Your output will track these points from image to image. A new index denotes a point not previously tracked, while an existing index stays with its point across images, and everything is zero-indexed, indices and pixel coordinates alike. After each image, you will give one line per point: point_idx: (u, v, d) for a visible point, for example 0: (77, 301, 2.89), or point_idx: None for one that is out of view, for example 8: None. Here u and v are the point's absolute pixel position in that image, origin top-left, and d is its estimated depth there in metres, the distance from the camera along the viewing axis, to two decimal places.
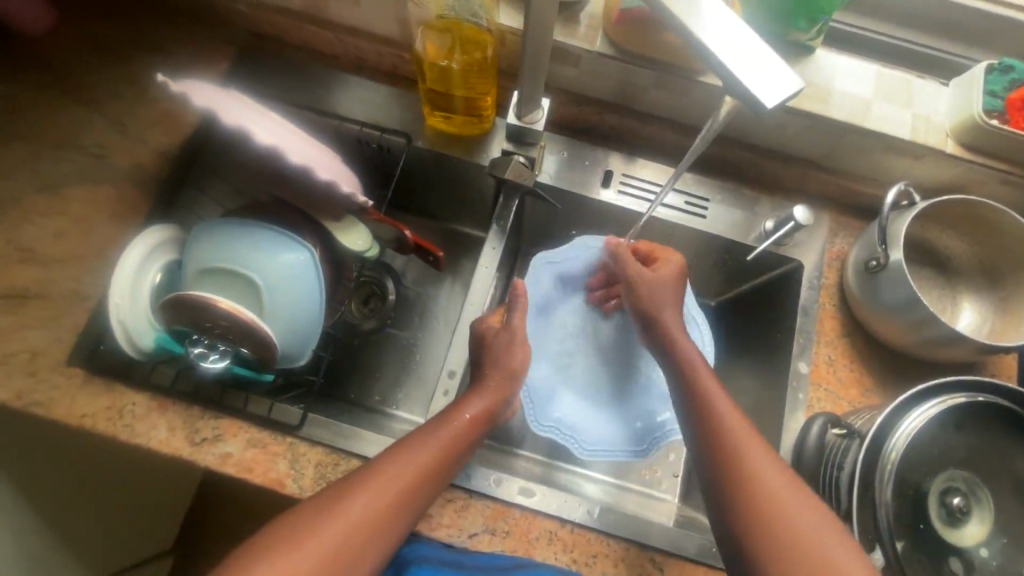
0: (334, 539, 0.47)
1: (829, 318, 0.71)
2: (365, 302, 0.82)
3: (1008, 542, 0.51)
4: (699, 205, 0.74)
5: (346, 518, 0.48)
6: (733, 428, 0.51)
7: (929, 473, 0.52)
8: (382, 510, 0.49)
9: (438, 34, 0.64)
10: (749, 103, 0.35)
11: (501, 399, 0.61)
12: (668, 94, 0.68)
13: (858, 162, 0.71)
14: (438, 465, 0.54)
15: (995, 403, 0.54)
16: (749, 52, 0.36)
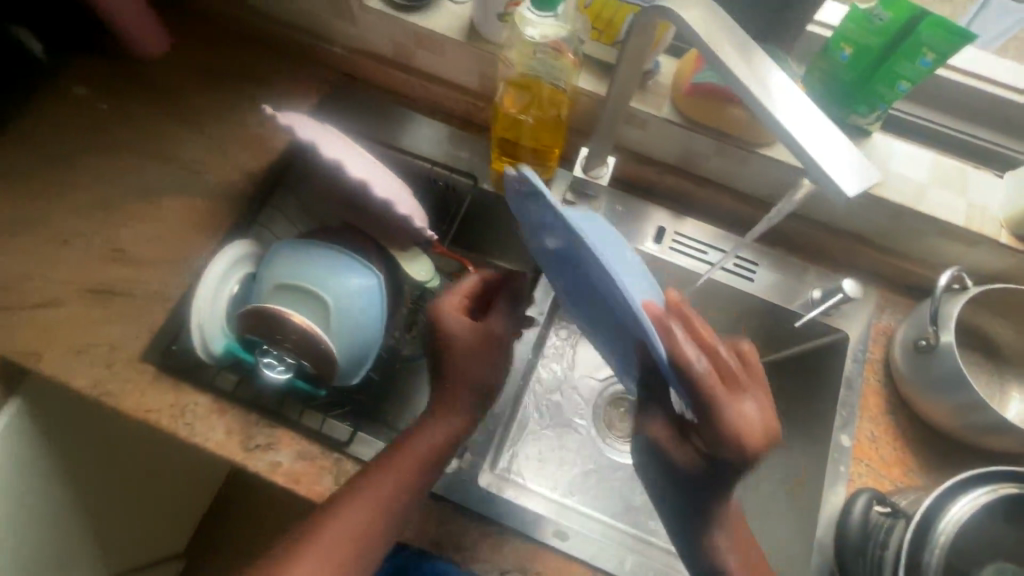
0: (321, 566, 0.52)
1: (874, 392, 0.72)
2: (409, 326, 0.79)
3: None
4: (746, 268, 0.77)
5: (324, 546, 0.53)
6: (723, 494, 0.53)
7: (973, 563, 0.53)
8: (354, 539, 0.53)
9: (517, 90, 0.69)
10: (830, 187, 0.40)
11: (460, 425, 0.59)
12: (726, 163, 0.72)
13: (909, 243, 0.73)
14: (403, 491, 0.56)
15: None
16: (830, 143, 0.41)
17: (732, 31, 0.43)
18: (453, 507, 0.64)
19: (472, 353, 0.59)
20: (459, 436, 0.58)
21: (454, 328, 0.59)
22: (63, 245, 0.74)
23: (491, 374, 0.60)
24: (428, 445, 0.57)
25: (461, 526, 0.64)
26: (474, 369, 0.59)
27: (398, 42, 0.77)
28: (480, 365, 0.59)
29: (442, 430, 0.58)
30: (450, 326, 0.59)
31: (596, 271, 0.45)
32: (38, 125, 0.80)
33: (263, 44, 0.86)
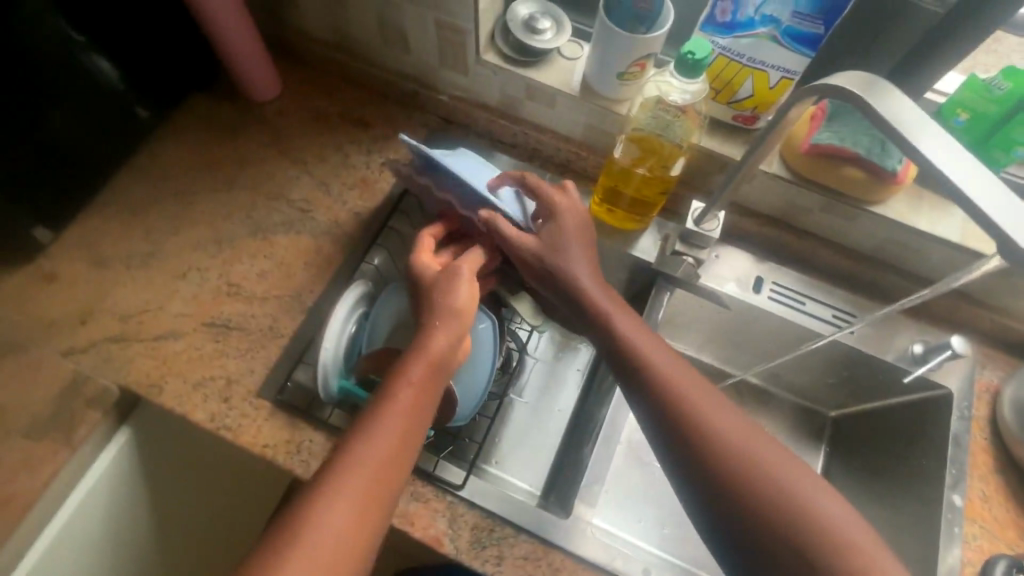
0: (356, 492, 0.50)
1: (981, 450, 0.71)
2: (505, 368, 0.79)
3: None
4: (848, 320, 0.76)
5: (355, 472, 0.50)
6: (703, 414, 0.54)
7: None
8: (378, 462, 0.51)
9: (634, 145, 0.72)
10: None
11: (439, 360, 0.57)
12: (831, 217, 0.73)
13: (1013, 301, 0.73)
14: (417, 411, 0.55)
15: None
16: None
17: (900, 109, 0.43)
18: (568, 556, 0.65)
19: (460, 285, 0.61)
20: (448, 355, 0.58)
21: (430, 274, 0.63)
22: (181, 279, 0.76)
23: (474, 298, 0.62)
24: (421, 368, 0.56)
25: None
26: (457, 297, 0.61)
27: (508, 93, 0.80)
28: (468, 294, 0.61)
29: (432, 353, 0.57)
30: (442, 285, 0.61)
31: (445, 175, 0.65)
32: (156, 160, 0.84)
33: (369, 92, 0.91)
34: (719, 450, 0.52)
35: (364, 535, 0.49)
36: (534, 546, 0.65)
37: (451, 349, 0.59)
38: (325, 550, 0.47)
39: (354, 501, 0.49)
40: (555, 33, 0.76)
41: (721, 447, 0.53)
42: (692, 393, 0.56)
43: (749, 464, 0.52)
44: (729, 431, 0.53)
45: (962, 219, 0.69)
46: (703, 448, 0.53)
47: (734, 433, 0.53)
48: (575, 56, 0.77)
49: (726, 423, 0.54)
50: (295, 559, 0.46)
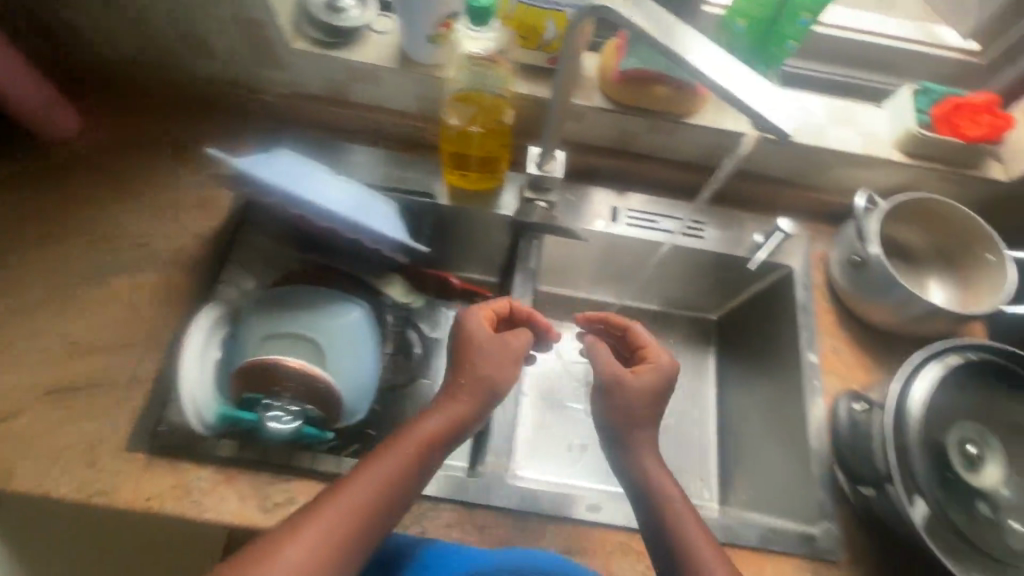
0: (322, 537, 0.50)
1: (825, 311, 0.81)
2: (398, 348, 0.77)
3: (1019, 479, 0.61)
4: (697, 228, 0.84)
5: (324, 521, 0.50)
6: (665, 492, 0.58)
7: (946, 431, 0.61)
8: (354, 512, 0.52)
9: (461, 105, 0.74)
10: (777, 134, 0.45)
11: (459, 419, 0.60)
12: (658, 136, 0.79)
13: (824, 178, 0.83)
14: (407, 475, 0.55)
15: (988, 361, 0.63)
16: (753, 92, 0.46)
17: (655, 20, 0.48)
18: (490, 511, 0.66)
19: (503, 349, 0.64)
20: (455, 430, 0.59)
21: (479, 336, 0.63)
22: (8, 350, 0.68)
23: (503, 372, 0.63)
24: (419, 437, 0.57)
25: (501, 528, 0.65)
26: (478, 360, 0.63)
27: (331, 80, 0.78)
28: (501, 364, 0.63)
29: (438, 426, 0.58)
30: (474, 351, 0.63)
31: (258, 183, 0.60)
32: None
33: (186, 106, 0.84)
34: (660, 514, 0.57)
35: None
36: (455, 511, 0.66)
37: (456, 429, 0.59)
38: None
39: (315, 547, 0.49)
40: (360, 10, 0.74)
41: (679, 532, 0.55)
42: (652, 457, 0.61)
43: (683, 528, 0.56)
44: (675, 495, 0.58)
45: None
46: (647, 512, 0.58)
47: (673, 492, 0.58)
48: (386, 28, 0.75)
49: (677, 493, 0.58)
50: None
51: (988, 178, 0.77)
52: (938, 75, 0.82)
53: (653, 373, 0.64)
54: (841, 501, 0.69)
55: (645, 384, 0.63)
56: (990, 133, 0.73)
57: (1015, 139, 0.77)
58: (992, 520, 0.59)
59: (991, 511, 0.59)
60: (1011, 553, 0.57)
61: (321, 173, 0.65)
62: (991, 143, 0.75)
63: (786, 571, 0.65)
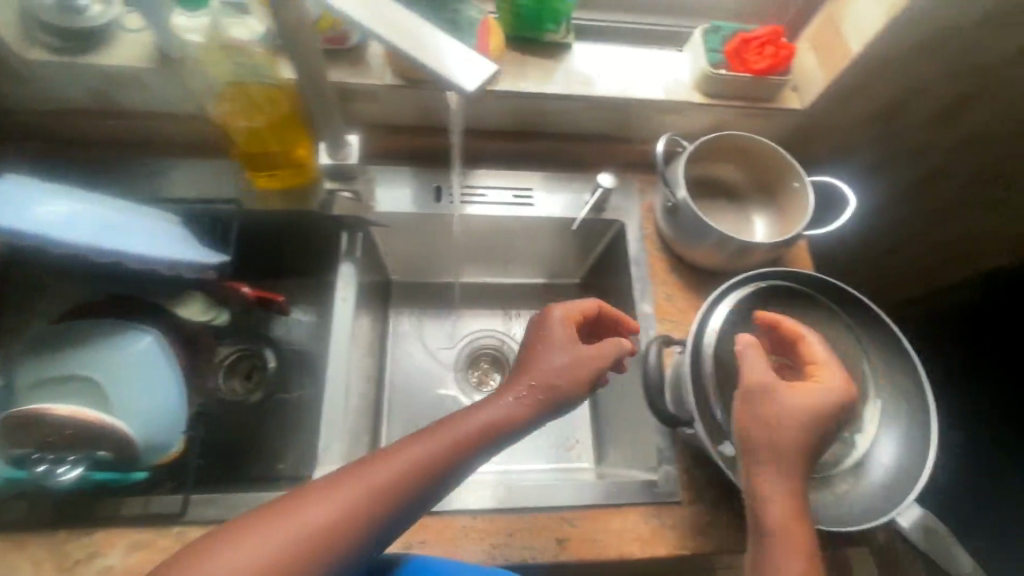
0: (331, 510, 0.45)
1: (658, 260, 0.81)
2: (248, 377, 0.80)
3: None
4: (525, 196, 0.82)
5: (346, 491, 0.46)
6: (777, 548, 0.49)
7: None
8: (378, 490, 0.47)
9: (234, 102, 0.66)
10: (457, 90, 0.40)
11: (512, 419, 0.56)
12: (463, 107, 0.76)
13: (641, 128, 0.82)
14: (439, 465, 0.51)
15: (775, 285, 0.68)
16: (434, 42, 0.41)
17: None
18: None
19: (573, 357, 0.59)
20: (497, 432, 0.55)
21: (557, 334, 0.60)
22: None
23: (574, 374, 0.58)
24: (479, 421, 0.54)
25: None
26: (550, 363, 0.59)
27: (91, 90, 0.71)
28: (573, 370, 0.59)
29: (479, 421, 0.54)
30: (576, 351, 0.60)
31: None
32: None
33: None
34: (757, 526, 0.51)
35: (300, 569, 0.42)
36: None
37: (497, 428, 0.55)
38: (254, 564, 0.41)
39: (322, 522, 0.44)
40: (103, 8, 0.67)
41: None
42: (762, 465, 0.51)
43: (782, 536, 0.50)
44: (773, 509, 0.50)
45: (563, 74, 0.75)
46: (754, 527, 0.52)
47: (784, 503, 0.51)
48: (141, 25, 0.68)
49: (785, 506, 0.50)
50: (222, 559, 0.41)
51: (784, 109, 0.78)
52: (734, 14, 0.83)
53: (813, 399, 0.53)
54: (679, 443, 0.70)
55: (798, 412, 0.52)
56: (775, 63, 0.73)
57: (803, 63, 0.77)
58: None
59: None
60: (819, 464, 0.61)
61: (54, 195, 0.55)
62: (783, 74, 0.75)
63: (630, 522, 0.66)
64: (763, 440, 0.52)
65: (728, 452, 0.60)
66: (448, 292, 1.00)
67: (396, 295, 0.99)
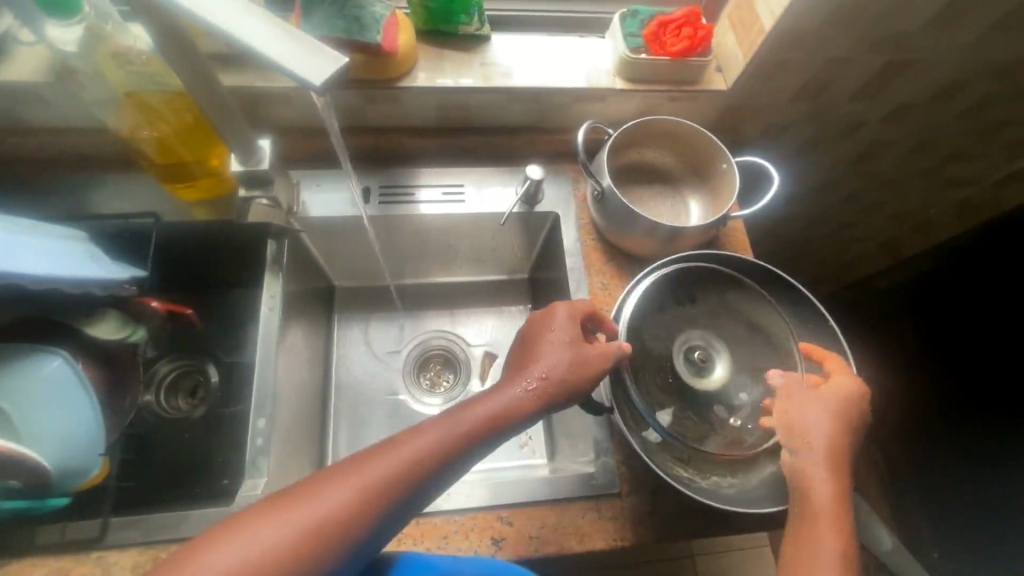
0: (341, 500, 0.45)
1: (593, 249, 0.80)
2: (191, 393, 0.78)
3: (745, 377, 0.64)
4: (456, 192, 0.81)
5: (353, 482, 0.46)
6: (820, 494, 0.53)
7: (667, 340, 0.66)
8: (386, 482, 0.47)
9: (133, 113, 0.65)
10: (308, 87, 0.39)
11: (522, 411, 0.55)
12: (383, 106, 0.75)
13: (569, 117, 0.81)
14: (445, 457, 0.50)
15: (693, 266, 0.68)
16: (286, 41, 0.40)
17: None
18: None
19: (577, 358, 0.57)
20: (508, 422, 0.54)
21: (558, 327, 0.60)
22: None
23: (581, 373, 0.57)
24: (485, 413, 0.53)
25: None
26: (554, 360, 0.57)
27: None
28: (576, 369, 0.57)
29: (485, 412, 0.54)
30: (579, 347, 0.58)
31: None
32: None
33: None
34: (807, 499, 0.53)
35: (313, 555, 0.43)
36: None
37: (509, 418, 0.55)
38: (268, 550, 0.42)
39: (331, 511, 0.45)
40: None
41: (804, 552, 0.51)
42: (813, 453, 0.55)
43: (822, 506, 0.53)
44: (820, 479, 0.54)
45: (481, 65, 0.74)
46: (799, 507, 0.54)
47: (827, 488, 0.53)
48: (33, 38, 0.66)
49: (829, 490, 0.53)
50: (235, 543, 0.42)
51: (709, 91, 0.77)
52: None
53: (840, 391, 0.58)
54: (616, 434, 0.69)
55: (824, 411, 0.57)
56: (691, 45, 0.72)
57: (724, 43, 0.76)
58: (728, 421, 0.62)
59: (728, 411, 0.63)
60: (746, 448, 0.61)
61: None
62: (703, 55, 0.74)
63: (567, 516, 0.65)
64: (800, 429, 0.57)
65: (652, 438, 0.62)
66: (394, 294, 0.98)
67: (341, 301, 0.97)
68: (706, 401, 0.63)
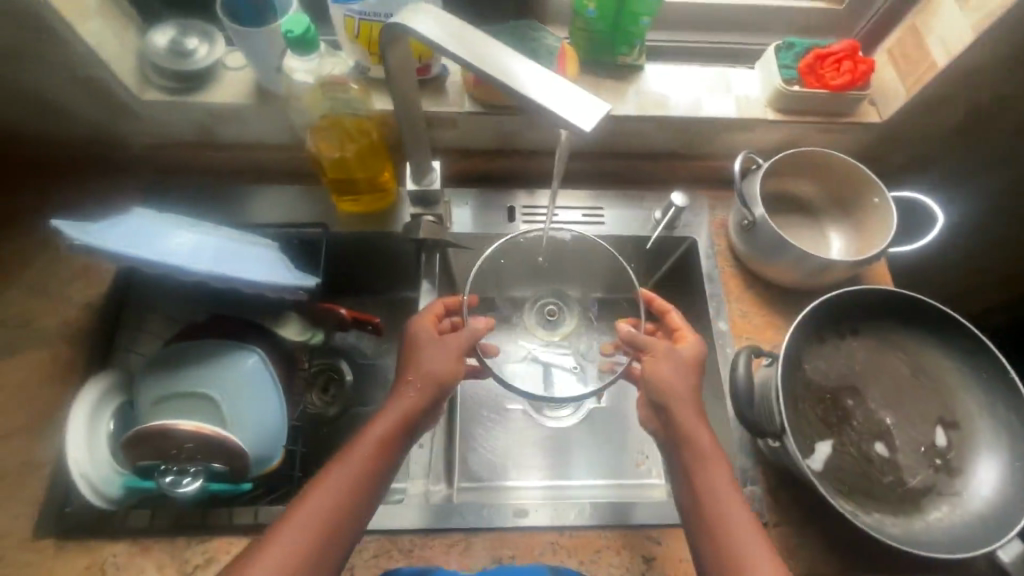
0: (305, 530, 0.51)
1: (732, 277, 0.81)
2: (324, 391, 0.84)
3: (902, 417, 0.64)
4: (596, 214, 0.84)
5: (306, 514, 0.52)
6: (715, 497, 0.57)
7: (825, 374, 0.65)
8: (334, 501, 0.53)
9: (326, 133, 0.71)
10: (573, 132, 0.41)
11: (429, 402, 0.61)
12: (538, 132, 0.79)
13: (713, 145, 0.83)
14: (379, 461, 0.57)
15: (863, 298, 0.67)
16: (562, 91, 0.42)
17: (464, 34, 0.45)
18: (416, 534, 0.66)
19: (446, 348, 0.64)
20: (417, 416, 0.60)
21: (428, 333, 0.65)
22: None
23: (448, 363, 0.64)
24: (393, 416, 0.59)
25: (428, 549, 0.65)
26: (427, 364, 0.63)
27: (194, 124, 0.76)
28: (446, 362, 0.63)
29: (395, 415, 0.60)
30: (425, 353, 0.64)
31: (118, 240, 0.53)
32: None
33: (55, 169, 0.81)
34: (720, 519, 0.56)
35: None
36: (380, 541, 0.65)
37: (421, 413, 0.61)
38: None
39: (299, 542, 0.51)
40: (208, 49, 0.72)
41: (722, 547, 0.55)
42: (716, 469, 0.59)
43: (740, 543, 0.54)
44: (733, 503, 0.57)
45: (636, 94, 0.76)
46: (712, 531, 0.56)
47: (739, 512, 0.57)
48: (240, 63, 0.74)
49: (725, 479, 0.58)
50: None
51: (862, 123, 0.77)
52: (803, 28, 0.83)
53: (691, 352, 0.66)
54: (762, 463, 0.70)
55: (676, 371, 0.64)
56: (852, 79, 0.72)
57: (883, 77, 0.76)
58: (887, 461, 0.62)
59: (887, 451, 0.62)
60: (907, 490, 0.60)
61: (183, 233, 0.58)
62: (861, 89, 0.74)
63: None
64: (709, 486, 0.58)
65: (815, 465, 0.61)
66: None
67: None
68: (863, 437, 0.63)
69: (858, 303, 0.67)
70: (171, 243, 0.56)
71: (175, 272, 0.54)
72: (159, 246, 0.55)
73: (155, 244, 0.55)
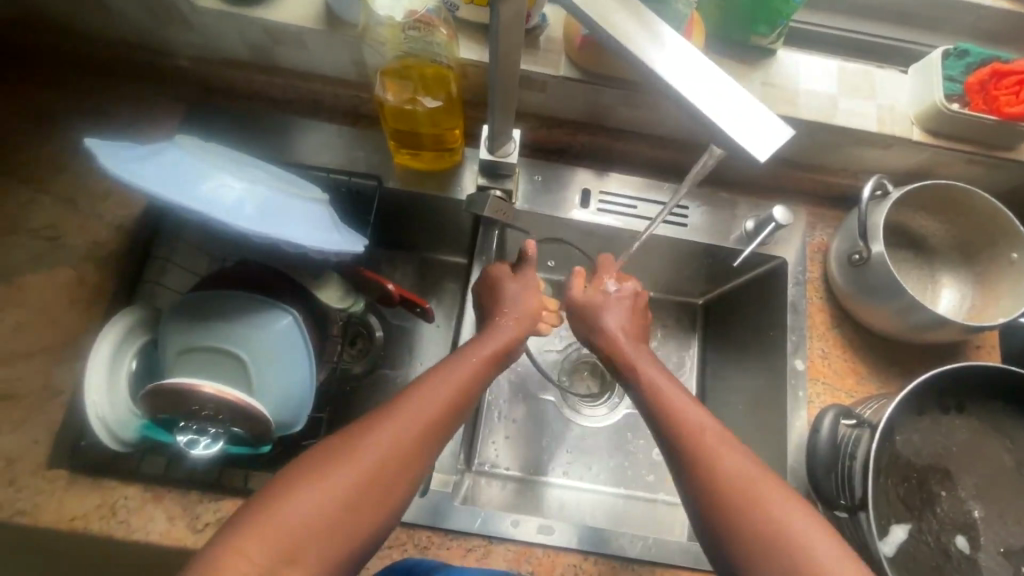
0: (445, 397, 0.52)
1: (818, 311, 0.72)
2: (352, 342, 0.79)
3: (994, 513, 0.56)
4: (679, 214, 0.74)
5: (429, 402, 0.51)
6: (688, 415, 0.51)
7: (915, 450, 0.58)
8: (438, 414, 0.51)
9: (397, 79, 0.61)
10: (739, 156, 0.33)
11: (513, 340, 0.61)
12: (634, 110, 0.69)
13: (832, 157, 0.72)
14: (464, 397, 0.54)
15: (977, 371, 0.58)
16: (728, 98, 0.33)
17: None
18: (434, 532, 0.62)
19: (527, 289, 0.65)
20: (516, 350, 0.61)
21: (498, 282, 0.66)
22: None
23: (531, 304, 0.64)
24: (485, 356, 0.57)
25: (445, 549, 0.62)
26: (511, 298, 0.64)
27: (252, 43, 0.68)
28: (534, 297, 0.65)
29: (440, 399, 0.52)
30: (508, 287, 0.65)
31: (158, 179, 0.47)
32: None
33: (98, 70, 0.74)
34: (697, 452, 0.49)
35: (310, 556, 0.42)
36: (397, 532, 0.62)
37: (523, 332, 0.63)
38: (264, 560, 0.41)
39: (429, 414, 0.50)
40: None
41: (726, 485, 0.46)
42: (682, 400, 0.53)
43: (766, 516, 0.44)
44: (715, 440, 0.49)
45: (762, 83, 0.65)
46: (716, 491, 0.47)
47: (740, 458, 0.48)
48: None
49: (704, 417, 0.51)
50: (227, 558, 0.40)
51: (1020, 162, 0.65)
52: (976, 33, 0.69)
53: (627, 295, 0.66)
54: None
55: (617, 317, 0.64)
56: None
57: None
58: (967, 558, 0.55)
59: (969, 547, 0.55)
60: None
61: (229, 176, 0.51)
62: None
63: None
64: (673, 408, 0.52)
65: (888, 550, 0.54)
66: None
67: None
68: (944, 527, 0.56)
69: (974, 377, 0.58)
70: (212, 186, 0.49)
71: (212, 221, 0.48)
72: (196, 187, 0.48)
73: (192, 186, 0.48)
